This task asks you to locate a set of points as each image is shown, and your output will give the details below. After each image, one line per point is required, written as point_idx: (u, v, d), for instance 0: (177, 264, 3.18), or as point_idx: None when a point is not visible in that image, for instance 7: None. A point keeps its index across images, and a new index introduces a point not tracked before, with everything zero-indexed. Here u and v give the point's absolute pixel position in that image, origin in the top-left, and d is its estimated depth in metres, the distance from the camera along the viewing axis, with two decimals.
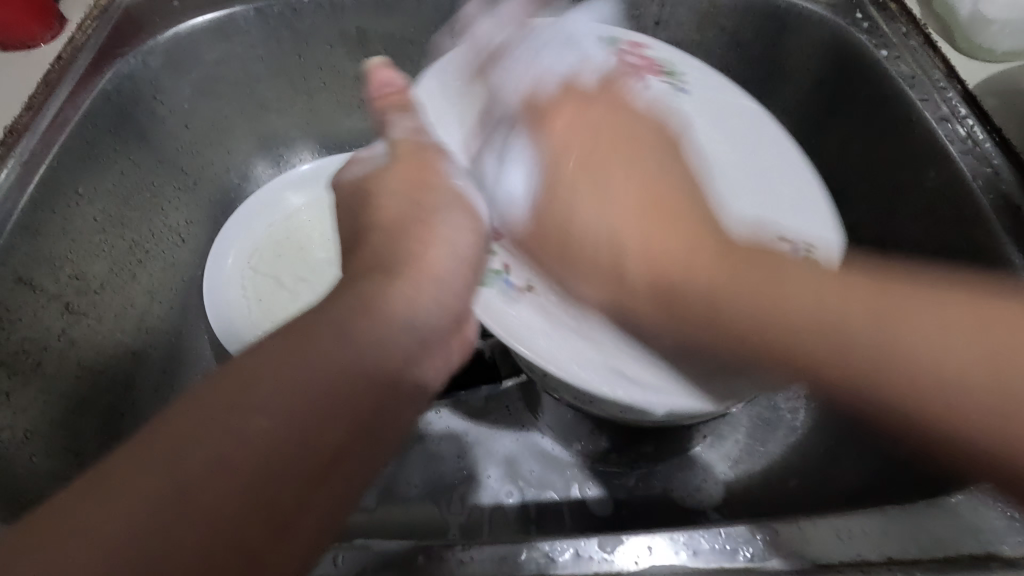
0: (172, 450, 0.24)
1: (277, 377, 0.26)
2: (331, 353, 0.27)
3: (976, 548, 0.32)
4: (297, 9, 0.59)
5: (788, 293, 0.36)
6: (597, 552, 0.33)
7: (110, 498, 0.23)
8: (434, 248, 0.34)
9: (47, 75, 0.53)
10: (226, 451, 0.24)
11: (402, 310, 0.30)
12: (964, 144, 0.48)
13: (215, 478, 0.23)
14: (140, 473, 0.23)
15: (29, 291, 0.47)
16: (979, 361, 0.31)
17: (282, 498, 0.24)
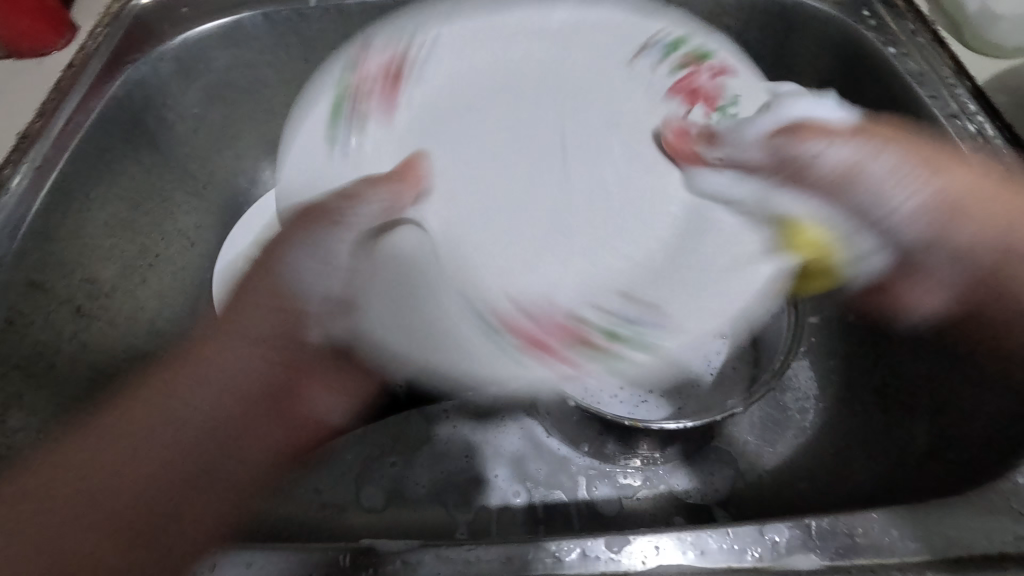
0: (121, 444, 0.38)
1: (138, 433, 0.38)
2: (219, 370, 0.39)
3: (989, 548, 0.32)
4: (305, 14, 0.59)
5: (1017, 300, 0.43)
6: (604, 552, 0.32)
7: (127, 455, 0.37)
8: (217, 361, 0.39)
9: (59, 82, 0.53)
10: (173, 429, 0.38)
11: (215, 369, 0.39)
12: (975, 140, 0.47)
13: (136, 452, 0.37)
14: (114, 444, 0.38)
15: (43, 294, 0.48)
16: None
17: (126, 516, 0.36)
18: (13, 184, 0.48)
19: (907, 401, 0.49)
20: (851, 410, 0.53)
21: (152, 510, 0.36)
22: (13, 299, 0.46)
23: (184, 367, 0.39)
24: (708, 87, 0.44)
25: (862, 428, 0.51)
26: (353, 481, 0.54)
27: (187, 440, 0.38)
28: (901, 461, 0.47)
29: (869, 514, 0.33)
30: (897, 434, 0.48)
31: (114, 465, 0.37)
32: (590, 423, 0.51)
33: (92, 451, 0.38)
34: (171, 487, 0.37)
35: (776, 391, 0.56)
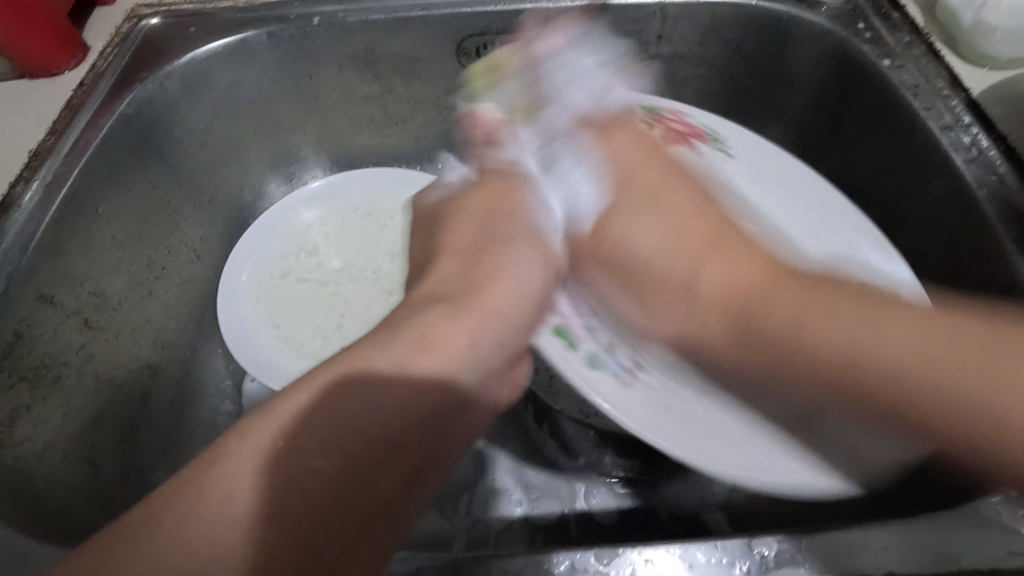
0: (340, 416, 0.32)
1: (333, 408, 0.32)
2: (388, 378, 0.34)
3: (980, 563, 0.32)
4: (307, 32, 0.60)
5: (879, 337, 0.31)
6: (593, 564, 0.33)
7: (341, 403, 0.33)
8: (500, 285, 0.41)
9: (70, 100, 0.55)
10: (317, 435, 0.32)
11: (477, 339, 0.37)
12: (969, 152, 0.47)
13: (347, 417, 0.33)
14: (358, 398, 0.33)
15: (52, 307, 0.49)
16: (943, 362, 0.29)
17: (387, 480, 0.33)
18: (25, 200, 0.49)
19: None
20: None
21: (338, 514, 0.31)
22: (21, 313, 0.47)
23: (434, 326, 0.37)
24: None
25: None
26: None
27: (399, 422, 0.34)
28: None
29: (861, 527, 0.33)
30: None
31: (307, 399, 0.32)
32: None
33: (320, 432, 0.32)
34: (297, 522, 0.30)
35: None
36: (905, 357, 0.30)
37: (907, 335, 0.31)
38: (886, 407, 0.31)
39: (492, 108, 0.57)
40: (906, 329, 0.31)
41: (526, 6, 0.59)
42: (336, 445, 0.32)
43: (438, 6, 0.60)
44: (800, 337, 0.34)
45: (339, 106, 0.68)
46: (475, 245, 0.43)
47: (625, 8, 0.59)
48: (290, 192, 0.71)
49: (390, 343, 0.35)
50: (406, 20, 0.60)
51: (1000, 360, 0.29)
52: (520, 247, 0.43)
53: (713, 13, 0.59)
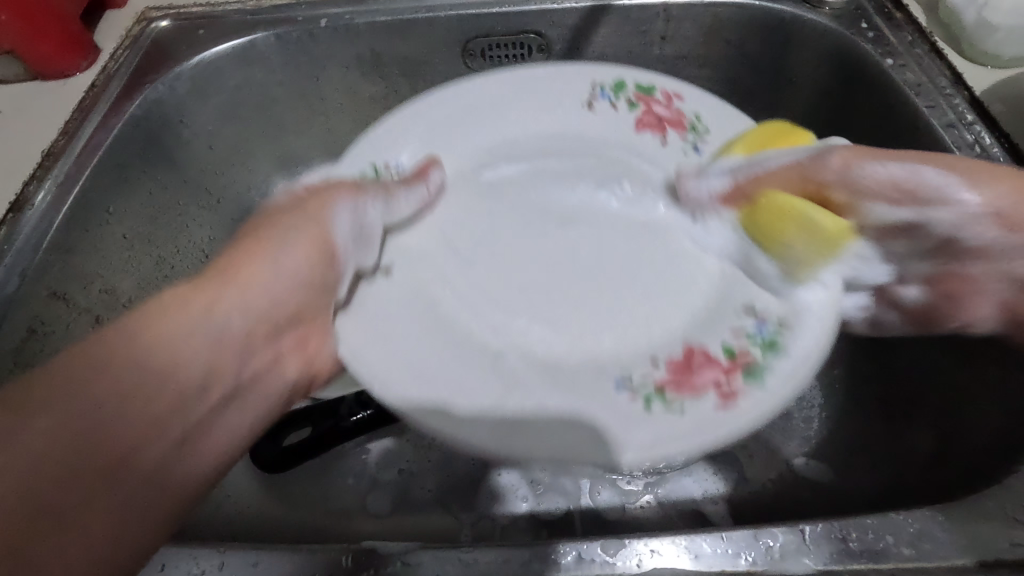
0: (96, 384, 0.33)
1: (122, 353, 0.35)
2: (217, 305, 0.40)
3: (986, 554, 0.32)
4: (315, 34, 0.61)
5: (922, 157, 0.42)
6: (599, 555, 0.33)
7: (156, 355, 0.36)
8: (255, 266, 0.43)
9: (81, 101, 0.56)
10: (78, 410, 0.33)
11: (245, 285, 0.42)
12: (972, 149, 0.48)
13: (145, 400, 0.35)
14: (164, 347, 0.37)
15: (63, 304, 0.50)
16: (996, 183, 0.40)
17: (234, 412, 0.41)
18: (37, 198, 0.50)
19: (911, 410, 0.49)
20: (856, 414, 0.53)
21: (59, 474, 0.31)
22: (34, 310, 0.47)
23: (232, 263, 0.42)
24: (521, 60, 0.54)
25: (868, 434, 0.52)
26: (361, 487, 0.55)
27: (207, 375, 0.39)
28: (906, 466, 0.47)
29: (866, 519, 0.33)
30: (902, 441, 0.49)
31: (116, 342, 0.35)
32: None
33: (109, 381, 0.34)
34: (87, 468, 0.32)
35: None
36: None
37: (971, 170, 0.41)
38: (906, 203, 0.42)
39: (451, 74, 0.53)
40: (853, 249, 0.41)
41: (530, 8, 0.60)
42: (87, 398, 0.33)
43: (444, 8, 0.61)
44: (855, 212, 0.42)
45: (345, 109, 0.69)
46: (218, 265, 0.42)
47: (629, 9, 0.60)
48: None
49: (221, 286, 0.41)
50: (411, 22, 0.61)
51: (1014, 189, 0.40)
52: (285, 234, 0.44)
53: (716, 14, 0.60)
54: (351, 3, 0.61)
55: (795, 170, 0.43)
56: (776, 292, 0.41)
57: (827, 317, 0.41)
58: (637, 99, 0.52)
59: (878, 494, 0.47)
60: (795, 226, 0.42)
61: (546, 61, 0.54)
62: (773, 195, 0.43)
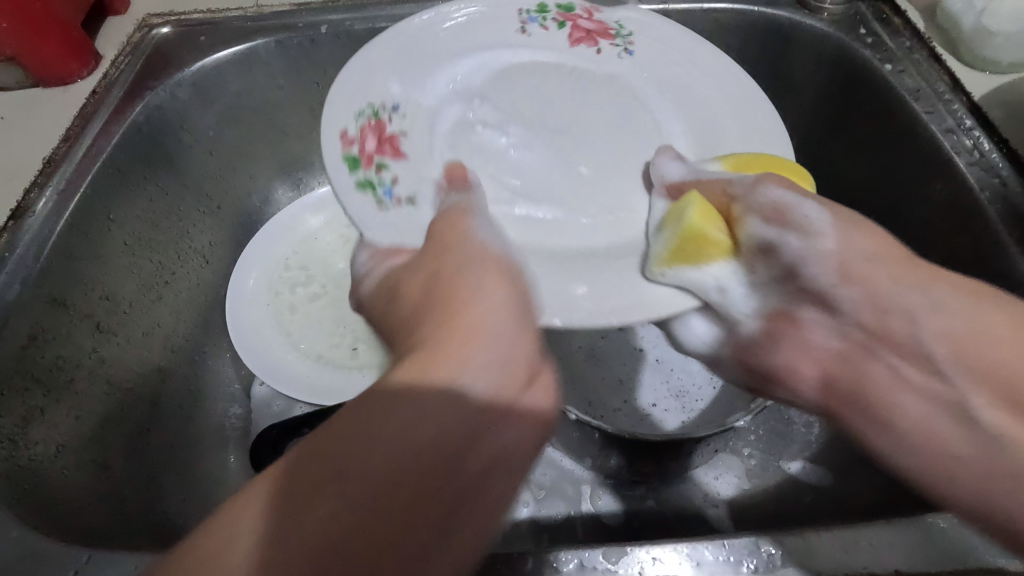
0: (343, 465, 0.25)
1: (385, 420, 0.26)
2: (426, 350, 0.28)
3: (986, 562, 0.32)
4: (315, 40, 0.61)
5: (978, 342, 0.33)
6: (601, 562, 0.33)
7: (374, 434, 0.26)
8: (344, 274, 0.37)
9: (82, 108, 0.56)
10: (339, 510, 0.24)
11: (480, 312, 0.30)
12: (971, 155, 0.48)
13: (357, 471, 0.25)
14: (396, 424, 0.26)
15: (65, 311, 0.50)
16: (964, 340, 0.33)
17: (463, 462, 0.27)
18: (39, 206, 0.50)
19: None
20: None
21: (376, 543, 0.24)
22: (36, 316, 0.47)
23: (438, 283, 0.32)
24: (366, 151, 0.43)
25: None
26: None
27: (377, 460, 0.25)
28: None
29: (867, 526, 0.33)
30: None
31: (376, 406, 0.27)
32: (590, 439, 0.51)
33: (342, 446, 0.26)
34: (406, 509, 0.25)
35: (781, 404, 0.57)
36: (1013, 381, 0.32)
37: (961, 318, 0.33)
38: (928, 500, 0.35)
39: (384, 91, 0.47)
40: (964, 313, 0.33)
41: None
42: (359, 473, 0.25)
43: None
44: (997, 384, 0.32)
45: None
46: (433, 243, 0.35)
47: None
48: (297, 199, 0.72)
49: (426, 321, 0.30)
50: None
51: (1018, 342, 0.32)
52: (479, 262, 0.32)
53: (715, 19, 0.60)
54: (351, 9, 0.61)
55: (719, 183, 0.41)
56: (805, 242, 0.38)
57: (823, 262, 0.38)
58: (563, 19, 0.53)
59: (871, 506, 0.47)
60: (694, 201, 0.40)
61: (396, 149, 0.45)
62: (690, 197, 0.40)
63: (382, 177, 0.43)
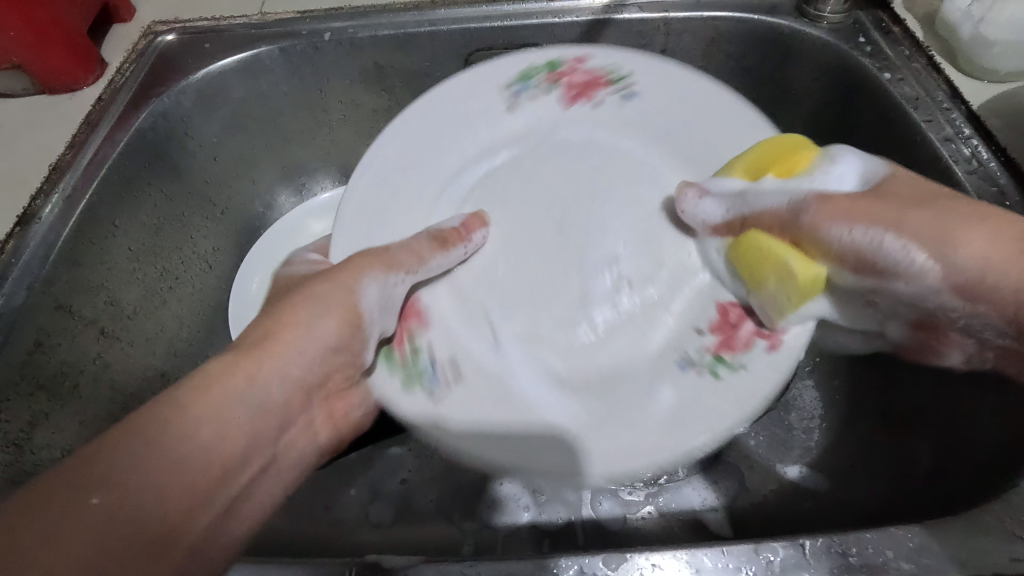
0: (124, 451, 0.32)
1: (197, 398, 0.35)
2: (199, 396, 0.35)
3: (984, 568, 0.32)
4: (319, 47, 0.62)
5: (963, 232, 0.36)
6: (601, 569, 0.33)
7: (166, 439, 0.33)
8: (294, 330, 0.40)
9: (88, 115, 0.57)
10: (173, 472, 0.33)
11: (268, 360, 0.39)
12: (969, 164, 0.48)
13: (135, 475, 0.32)
14: (191, 423, 0.34)
15: (69, 316, 0.50)
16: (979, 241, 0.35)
17: (230, 469, 0.35)
18: (44, 212, 0.51)
19: (909, 419, 0.49)
20: (855, 426, 0.54)
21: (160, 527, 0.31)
22: (41, 322, 0.48)
23: (257, 340, 0.39)
24: (584, 81, 0.53)
25: (867, 447, 0.52)
26: (363, 498, 0.55)
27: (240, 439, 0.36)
28: (903, 483, 0.47)
29: (866, 533, 0.34)
30: (900, 455, 0.49)
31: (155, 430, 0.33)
32: None
33: (140, 470, 0.32)
34: (147, 537, 0.31)
35: (781, 410, 0.58)
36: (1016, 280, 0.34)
37: (979, 242, 0.35)
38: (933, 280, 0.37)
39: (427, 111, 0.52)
40: (908, 192, 0.39)
41: (531, 22, 0.61)
42: (150, 461, 0.32)
43: (446, 21, 0.61)
44: (926, 227, 0.37)
45: (348, 120, 0.69)
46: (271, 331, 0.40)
47: (629, 22, 0.60)
48: (300, 205, 0.73)
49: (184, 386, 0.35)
50: (414, 35, 0.62)
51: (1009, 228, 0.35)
52: (314, 310, 0.40)
53: (716, 27, 0.60)
54: (354, 17, 0.62)
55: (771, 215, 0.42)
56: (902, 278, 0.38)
57: (941, 293, 0.38)
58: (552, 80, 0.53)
59: (876, 509, 0.47)
60: (770, 241, 0.41)
61: (586, 98, 0.52)
62: (758, 238, 0.42)
63: (534, 91, 0.53)
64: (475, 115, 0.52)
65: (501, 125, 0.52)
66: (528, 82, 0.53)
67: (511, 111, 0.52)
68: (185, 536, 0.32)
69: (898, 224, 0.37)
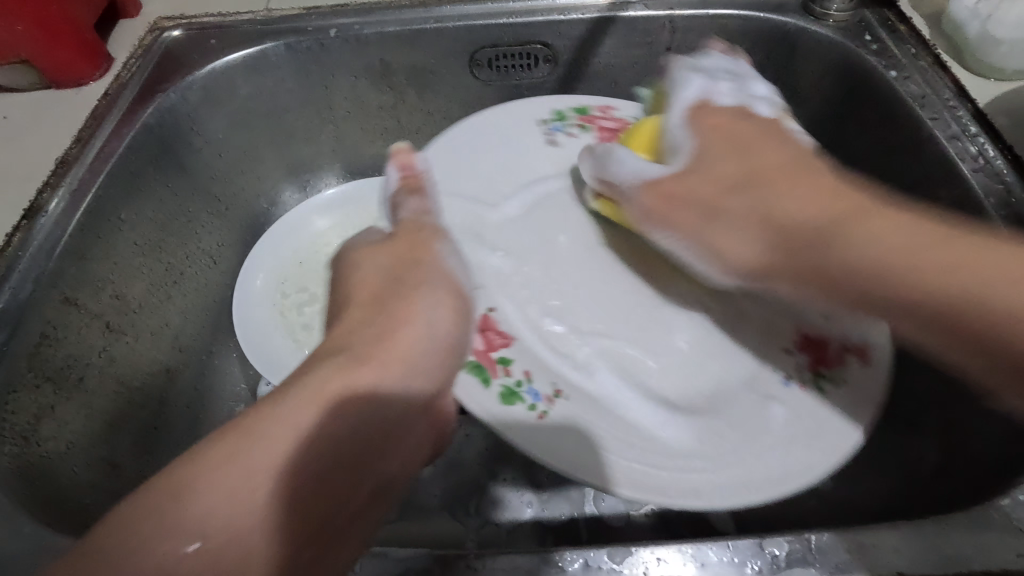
0: (264, 439, 0.31)
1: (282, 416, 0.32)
2: (321, 392, 0.33)
3: (989, 564, 0.32)
4: (324, 44, 0.62)
5: (888, 230, 0.37)
6: (606, 562, 0.33)
7: (278, 428, 0.32)
8: (410, 326, 0.38)
9: (95, 110, 0.57)
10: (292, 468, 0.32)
11: (396, 359, 0.37)
12: (976, 162, 0.48)
13: (266, 461, 0.31)
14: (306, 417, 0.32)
15: (76, 309, 0.50)
16: (901, 236, 0.36)
17: (359, 464, 0.35)
18: (51, 206, 0.51)
19: (914, 418, 0.49)
20: None
21: (292, 518, 0.31)
22: (48, 315, 0.48)
23: (401, 309, 0.38)
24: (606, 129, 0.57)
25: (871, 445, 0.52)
26: None
27: (359, 441, 0.34)
28: (907, 480, 0.47)
29: (870, 529, 0.34)
30: (903, 453, 0.49)
31: (291, 414, 0.32)
32: None
33: (270, 456, 0.31)
34: (282, 527, 0.31)
35: None
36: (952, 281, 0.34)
37: (890, 233, 0.37)
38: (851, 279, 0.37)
39: (478, 131, 0.55)
40: (805, 187, 0.41)
41: (536, 19, 0.61)
42: (284, 452, 0.31)
43: (452, 18, 0.61)
44: (818, 198, 0.40)
45: (353, 116, 0.69)
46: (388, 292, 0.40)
47: (635, 20, 0.61)
48: (305, 201, 0.73)
49: (321, 368, 0.34)
50: (420, 32, 0.62)
51: (898, 223, 0.37)
52: (425, 293, 0.39)
53: (722, 25, 0.60)
54: (360, 13, 0.62)
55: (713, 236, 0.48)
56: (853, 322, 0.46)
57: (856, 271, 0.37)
58: (585, 123, 0.58)
59: (879, 507, 0.48)
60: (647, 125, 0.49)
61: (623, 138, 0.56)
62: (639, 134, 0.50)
63: (568, 130, 0.57)
64: (508, 143, 0.55)
65: (549, 152, 0.55)
66: (561, 122, 0.58)
67: (554, 145, 0.56)
68: (333, 536, 0.33)
69: (887, 250, 0.36)
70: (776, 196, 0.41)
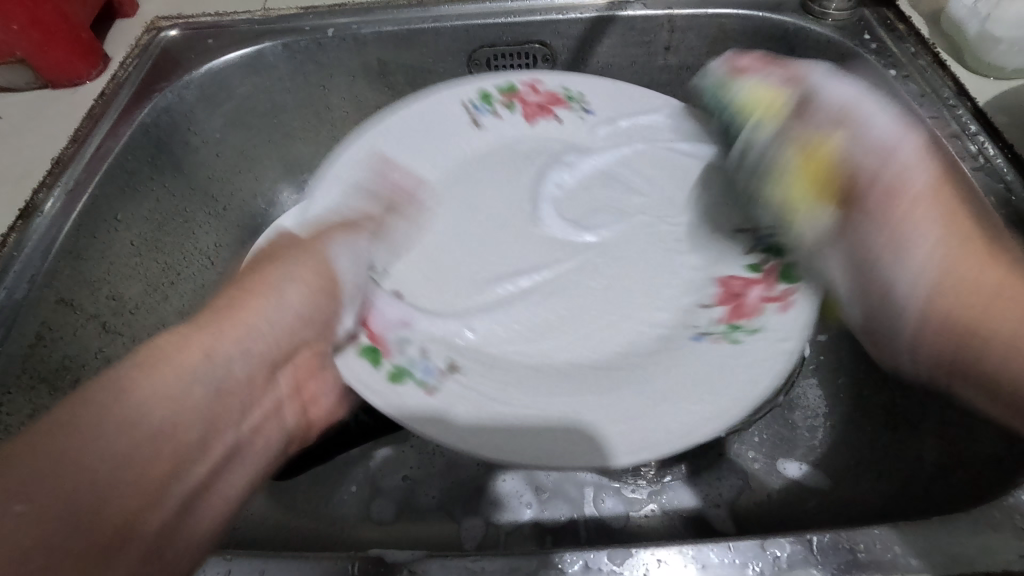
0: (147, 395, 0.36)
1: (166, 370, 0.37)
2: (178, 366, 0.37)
3: (992, 566, 0.32)
4: (321, 43, 0.62)
5: (1013, 331, 0.36)
6: (607, 564, 0.33)
7: (171, 382, 0.37)
8: (257, 302, 0.43)
9: (91, 110, 0.56)
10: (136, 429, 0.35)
11: (241, 335, 0.42)
12: (976, 160, 0.48)
13: (101, 427, 0.34)
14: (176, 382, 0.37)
15: (71, 310, 0.50)
16: (988, 282, 0.38)
17: (193, 436, 0.38)
18: (47, 206, 0.50)
19: (914, 418, 0.49)
20: (859, 424, 0.53)
21: (101, 489, 0.33)
22: (43, 315, 0.47)
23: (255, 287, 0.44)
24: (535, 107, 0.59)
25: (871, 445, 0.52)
26: (364, 496, 0.55)
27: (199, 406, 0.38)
28: (909, 481, 0.47)
29: (873, 529, 0.33)
30: (904, 453, 0.49)
31: (151, 379, 0.36)
32: None
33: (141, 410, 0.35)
34: (89, 500, 0.32)
35: (784, 408, 0.57)
36: (981, 312, 0.37)
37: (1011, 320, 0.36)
38: (958, 354, 0.38)
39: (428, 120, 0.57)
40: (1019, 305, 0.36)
41: (534, 19, 0.61)
42: (126, 412, 0.35)
43: (449, 18, 0.61)
44: (965, 252, 0.39)
45: (351, 117, 0.69)
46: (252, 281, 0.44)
47: (633, 19, 0.60)
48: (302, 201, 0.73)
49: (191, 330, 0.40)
50: (418, 31, 0.62)
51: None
52: (286, 272, 0.45)
53: (720, 25, 0.60)
54: (357, 13, 0.62)
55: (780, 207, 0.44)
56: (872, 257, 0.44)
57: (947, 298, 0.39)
58: (510, 101, 0.59)
59: (880, 507, 0.47)
60: None
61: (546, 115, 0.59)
62: None
63: (496, 110, 0.59)
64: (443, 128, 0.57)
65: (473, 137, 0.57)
66: (484, 104, 0.59)
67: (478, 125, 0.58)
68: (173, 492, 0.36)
69: (935, 279, 0.39)
70: (961, 269, 0.39)
